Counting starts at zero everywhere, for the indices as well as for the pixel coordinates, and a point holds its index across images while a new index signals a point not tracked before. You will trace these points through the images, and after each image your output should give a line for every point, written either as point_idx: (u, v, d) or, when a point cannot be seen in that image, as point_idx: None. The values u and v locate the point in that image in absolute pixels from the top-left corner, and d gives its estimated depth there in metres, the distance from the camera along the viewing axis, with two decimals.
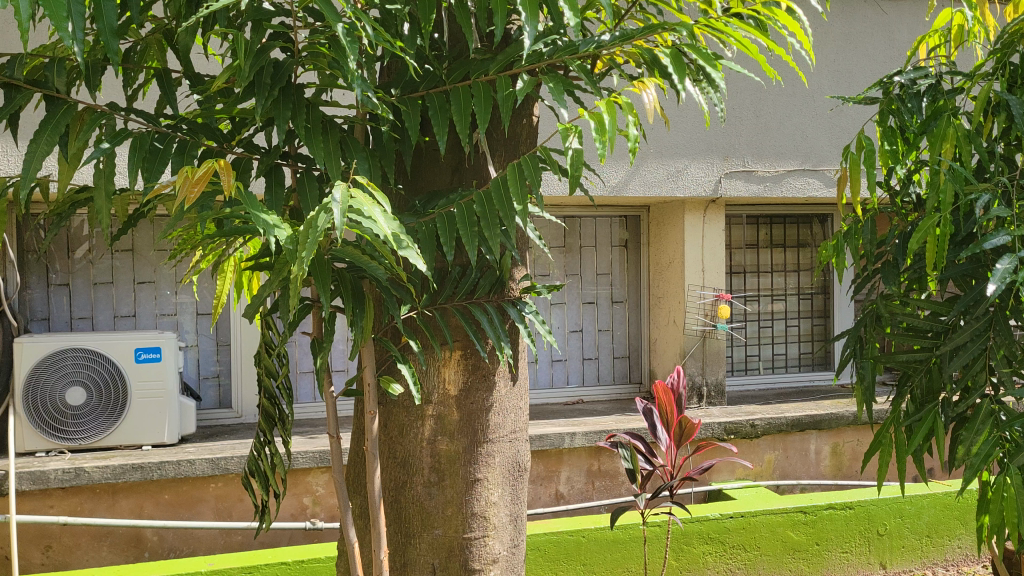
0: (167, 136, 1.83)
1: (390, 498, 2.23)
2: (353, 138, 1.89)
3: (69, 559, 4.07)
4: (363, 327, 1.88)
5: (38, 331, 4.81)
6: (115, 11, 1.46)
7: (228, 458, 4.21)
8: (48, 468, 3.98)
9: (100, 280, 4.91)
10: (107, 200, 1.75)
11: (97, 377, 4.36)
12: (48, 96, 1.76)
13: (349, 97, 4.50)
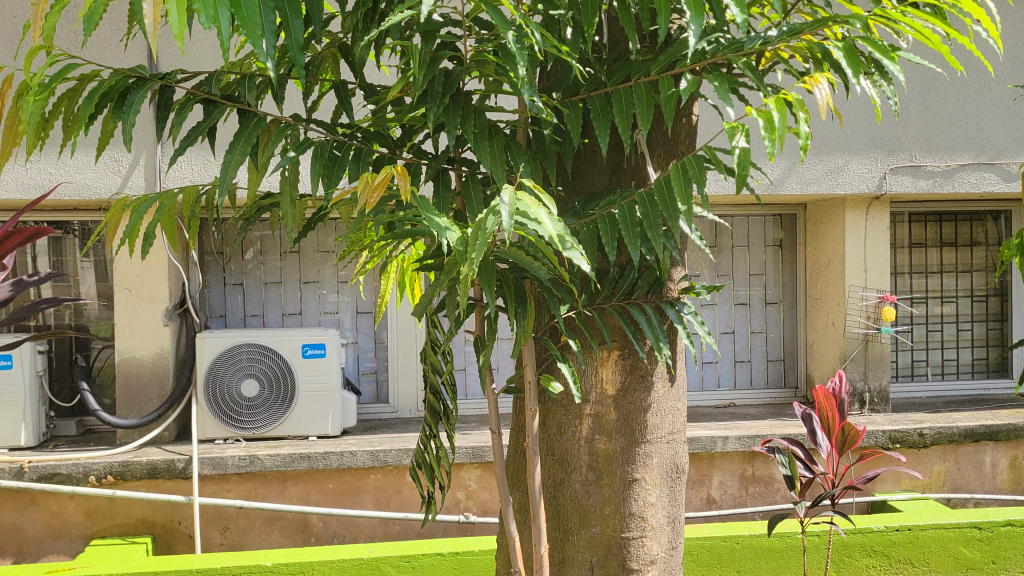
0: (344, 144, 1.93)
1: (549, 494, 2.27)
2: (516, 141, 1.94)
3: (244, 540, 4.37)
4: (526, 326, 1.91)
5: (216, 327, 5.18)
6: (301, 28, 1.58)
7: (387, 451, 4.39)
8: (226, 454, 4.30)
9: (270, 280, 5.23)
10: (292, 203, 1.90)
11: (270, 370, 4.65)
12: (242, 110, 1.91)
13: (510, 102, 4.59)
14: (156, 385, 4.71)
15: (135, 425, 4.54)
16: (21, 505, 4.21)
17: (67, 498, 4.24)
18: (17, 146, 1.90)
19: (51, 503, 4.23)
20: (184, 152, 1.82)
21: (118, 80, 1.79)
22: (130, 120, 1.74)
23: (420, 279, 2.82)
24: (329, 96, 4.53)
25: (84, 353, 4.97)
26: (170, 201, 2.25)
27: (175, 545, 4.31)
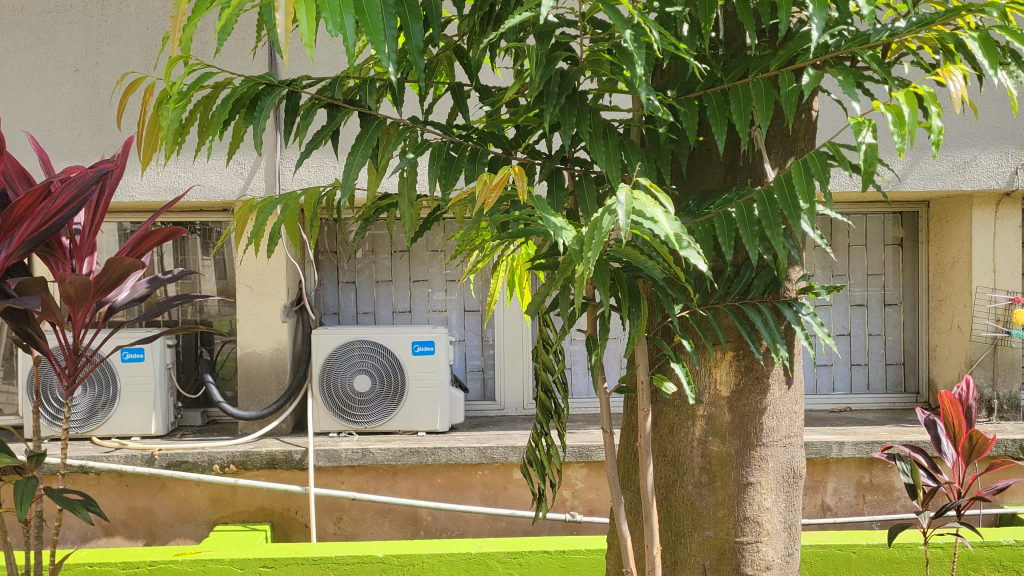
0: (460, 145, 1.97)
1: (661, 495, 2.26)
2: (631, 140, 1.93)
3: (357, 530, 4.50)
4: (639, 326, 1.90)
5: (329, 324, 5.36)
6: (421, 33, 1.62)
7: (494, 448, 4.44)
8: (340, 447, 4.44)
9: (381, 278, 5.37)
10: (411, 204, 1.96)
11: (380, 366, 4.78)
12: (363, 114, 1.97)
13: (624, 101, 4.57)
14: (275, 379, 4.90)
15: (255, 417, 4.74)
16: (151, 491, 4.46)
17: (193, 485, 4.47)
18: (157, 151, 2.01)
19: (179, 490, 4.47)
20: (310, 155, 1.89)
21: (249, 87, 1.88)
22: (260, 125, 1.82)
23: (530, 278, 2.84)
24: (443, 99, 4.61)
25: (207, 347, 5.22)
26: (293, 203, 2.34)
27: (292, 533, 4.48)
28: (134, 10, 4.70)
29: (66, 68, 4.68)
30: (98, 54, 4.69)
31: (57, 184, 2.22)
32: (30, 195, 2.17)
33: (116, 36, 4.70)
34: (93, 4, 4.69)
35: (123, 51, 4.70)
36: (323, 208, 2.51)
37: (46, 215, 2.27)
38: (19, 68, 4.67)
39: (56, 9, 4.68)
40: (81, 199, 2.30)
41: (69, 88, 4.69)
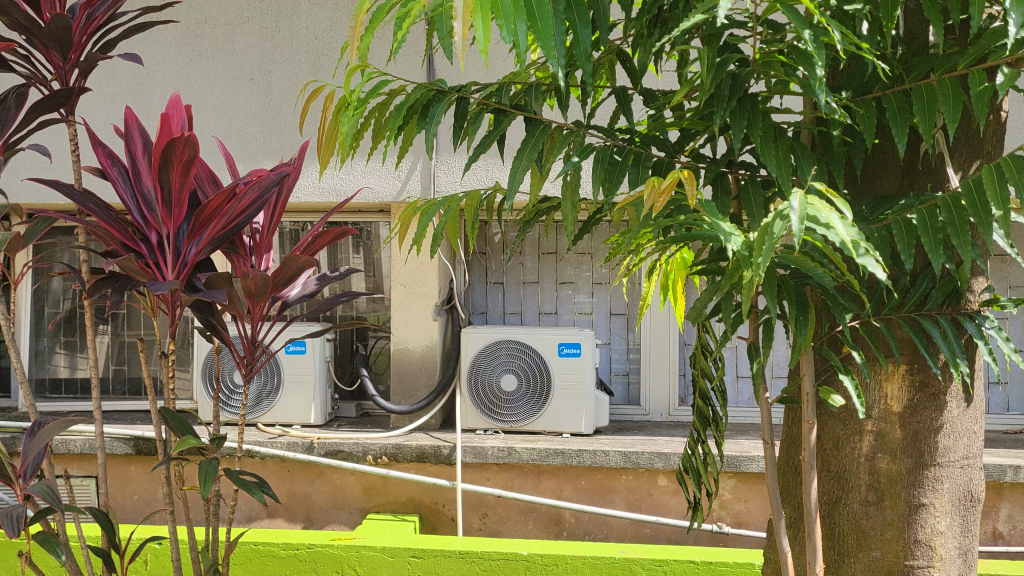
0: (625, 148, 1.97)
1: (824, 511, 2.18)
2: (802, 143, 1.86)
3: (502, 527, 4.59)
4: (806, 335, 1.81)
5: (477, 323, 5.47)
6: (590, 39, 1.64)
7: (639, 453, 4.40)
8: (487, 444, 4.53)
9: (529, 280, 5.44)
10: (573, 206, 1.98)
11: (527, 367, 4.84)
12: (528, 118, 2.00)
13: (794, 103, 4.43)
14: (425, 375, 5.06)
15: (406, 411, 4.90)
16: (310, 477, 4.70)
17: (348, 474, 4.68)
18: (332, 155, 2.12)
19: (335, 477, 4.68)
20: (478, 159, 1.93)
21: (422, 93, 1.95)
22: (432, 130, 1.89)
23: (684, 283, 2.80)
24: (603, 102, 4.62)
25: (362, 342, 5.44)
26: (455, 205, 2.41)
27: (439, 526, 4.61)
28: (305, 21, 4.97)
29: (243, 77, 5.00)
30: (272, 63, 4.99)
31: (242, 186, 2.38)
32: (218, 196, 2.34)
33: (289, 46, 4.99)
34: (269, 16, 4.99)
35: (294, 60, 4.98)
36: (483, 211, 2.58)
37: (231, 215, 2.43)
38: (202, 77, 5.03)
39: (236, 21, 5.02)
40: (262, 201, 2.45)
41: (246, 95, 5.01)
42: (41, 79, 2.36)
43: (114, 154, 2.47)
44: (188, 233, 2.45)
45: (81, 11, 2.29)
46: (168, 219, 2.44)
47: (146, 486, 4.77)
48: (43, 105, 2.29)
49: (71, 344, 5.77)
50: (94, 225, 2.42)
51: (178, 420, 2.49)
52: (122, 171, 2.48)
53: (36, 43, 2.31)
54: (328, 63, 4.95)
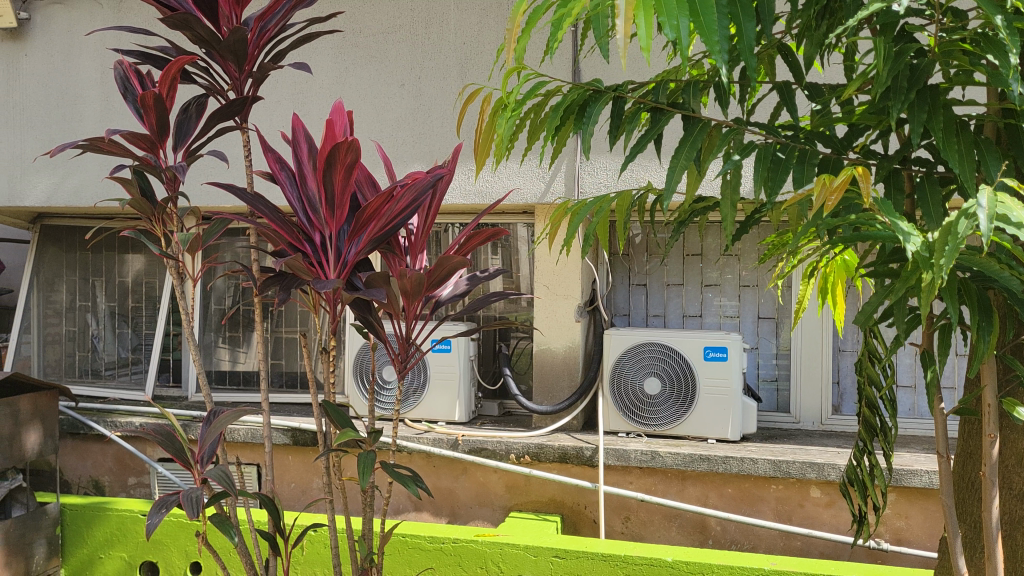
0: (788, 145, 1.87)
1: (1004, 532, 2.05)
2: (986, 137, 1.73)
3: (644, 532, 4.53)
4: (990, 343, 1.67)
5: (620, 325, 5.44)
6: (754, 32, 1.58)
7: (790, 462, 4.24)
8: (630, 448, 4.49)
9: (673, 282, 5.35)
10: (734, 207, 1.92)
11: (672, 370, 4.76)
12: (687, 116, 1.95)
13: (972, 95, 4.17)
14: (568, 376, 5.06)
15: (549, 411, 4.92)
16: (455, 473, 4.80)
17: (492, 471, 4.75)
18: (487, 157, 2.15)
19: (478, 474, 4.77)
20: (635, 159, 1.89)
21: (579, 93, 1.94)
22: (589, 130, 1.88)
23: (844, 286, 2.67)
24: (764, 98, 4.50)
25: (505, 342, 5.52)
26: (606, 206, 2.39)
27: (581, 527, 4.61)
28: (453, 27, 5.08)
29: (395, 83, 5.18)
30: (422, 69, 5.13)
31: (399, 188, 2.45)
32: (377, 198, 2.41)
33: (438, 51, 5.11)
34: (419, 23, 5.14)
35: (442, 65, 5.10)
36: (634, 211, 2.55)
37: (389, 216, 2.51)
38: (357, 85, 5.24)
39: (388, 29, 5.19)
40: (418, 203, 2.51)
41: (397, 101, 5.17)
42: (219, 89, 2.51)
43: (283, 159, 2.60)
44: (349, 234, 2.55)
45: (256, 23, 2.42)
46: (330, 220, 2.55)
47: (301, 475, 5.00)
48: (221, 113, 2.43)
49: (234, 338, 6.14)
50: (265, 226, 2.55)
51: (338, 413, 2.60)
52: (289, 175, 2.61)
53: (215, 55, 2.46)
54: (475, 67, 5.05)
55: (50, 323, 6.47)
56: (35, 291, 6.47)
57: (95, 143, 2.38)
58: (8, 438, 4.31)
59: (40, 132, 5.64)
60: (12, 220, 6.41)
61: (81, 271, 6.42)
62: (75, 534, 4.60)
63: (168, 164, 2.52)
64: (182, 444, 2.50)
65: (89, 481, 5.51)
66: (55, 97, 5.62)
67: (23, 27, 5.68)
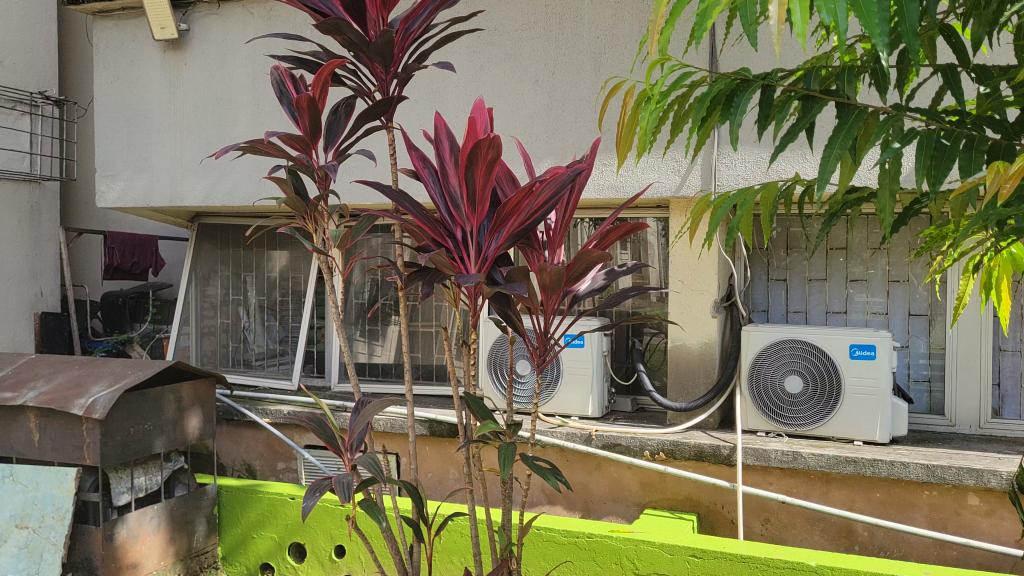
0: (953, 132, 1.76)
1: None
2: None
3: (786, 535, 4.40)
4: None
5: (758, 321, 5.29)
6: (918, 11, 1.50)
7: (945, 468, 4.01)
8: (770, 448, 4.37)
9: (815, 277, 5.16)
10: (892, 197, 1.83)
11: (814, 369, 4.58)
12: (840, 103, 1.86)
13: None
14: (704, 373, 4.97)
15: (684, 408, 4.85)
16: (588, 468, 4.81)
17: (626, 467, 4.72)
18: (629, 149, 2.13)
19: (612, 470, 4.75)
20: (784, 150, 1.82)
21: (725, 83, 1.90)
22: (737, 120, 1.84)
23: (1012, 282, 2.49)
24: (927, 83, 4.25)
25: (638, 338, 5.48)
26: (750, 199, 2.32)
27: (719, 527, 4.51)
28: (587, 21, 5.07)
29: (528, 79, 5.22)
30: (556, 64, 5.15)
31: (540, 183, 2.46)
32: (517, 194, 2.43)
33: (571, 46, 5.12)
34: (553, 19, 5.15)
35: (576, 59, 5.10)
36: (779, 204, 2.46)
37: (529, 212, 2.52)
38: (492, 82, 5.31)
39: (522, 27, 5.24)
40: (557, 198, 2.51)
41: (531, 97, 5.21)
42: (366, 90, 2.60)
43: (426, 156, 2.67)
44: (490, 229, 2.58)
45: (401, 25, 2.49)
46: (471, 216, 2.59)
47: (438, 465, 5.13)
48: (368, 113, 2.52)
49: (373, 331, 6.35)
50: (409, 223, 2.63)
51: (479, 405, 2.64)
52: (432, 172, 2.68)
53: (363, 58, 2.55)
54: (609, 61, 5.02)
55: (206, 316, 6.90)
56: (193, 286, 6.92)
57: (255, 144, 2.51)
58: (172, 422, 4.62)
59: (198, 136, 6.02)
60: (173, 220, 6.88)
61: (234, 266, 6.81)
62: (230, 514, 4.88)
63: (319, 163, 2.63)
64: (334, 431, 2.61)
65: (243, 465, 5.84)
66: (211, 103, 5.98)
67: (184, 38, 6.07)
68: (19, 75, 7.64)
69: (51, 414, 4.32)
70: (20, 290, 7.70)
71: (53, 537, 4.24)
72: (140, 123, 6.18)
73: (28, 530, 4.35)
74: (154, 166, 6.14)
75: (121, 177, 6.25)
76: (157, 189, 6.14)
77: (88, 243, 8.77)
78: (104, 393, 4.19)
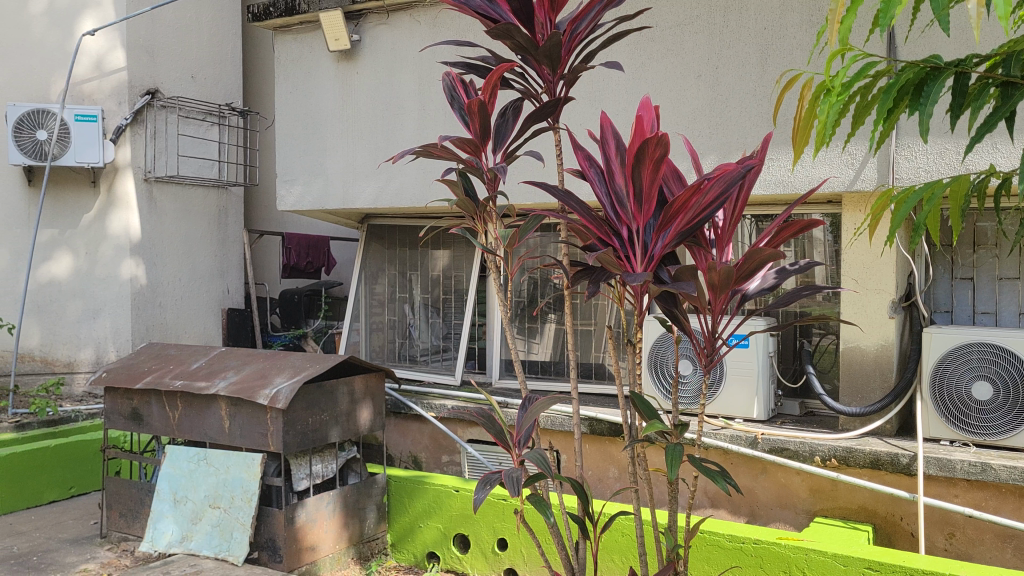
0: None
1: None
2: None
3: (972, 551, 4.10)
4: None
5: (941, 323, 4.97)
6: None
7: None
8: (956, 458, 4.09)
9: (1006, 275, 4.79)
10: None
11: (1006, 375, 4.24)
12: None
13: None
14: (880, 377, 4.72)
15: (858, 413, 4.62)
16: (754, 472, 4.68)
17: (795, 473, 4.56)
18: (806, 143, 2.05)
19: (780, 475, 4.60)
20: (982, 140, 1.71)
21: (914, 72, 1.81)
22: (927, 110, 1.74)
23: None
24: None
25: (807, 339, 5.29)
26: (939, 192, 2.18)
27: (897, 540, 4.28)
28: (753, 13, 4.92)
29: (691, 75, 5.13)
30: (719, 58, 5.03)
31: (708, 180, 2.42)
32: (685, 192, 2.40)
33: (736, 39, 4.98)
34: (717, 12, 5.04)
35: (741, 52, 4.96)
36: (972, 198, 2.30)
37: (696, 210, 2.48)
38: (654, 79, 5.26)
39: (684, 22, 5.15)
40: (726, 195, 2.45)
41: (694, 93, 5.13)
42: (533, 92, 2.64)
43: (593, 156, 2.69)
44: (656, 227, 2.55)
45: (569, 27, 2.51)
46: (638, 214, 2.58)
47: (598, 464, 5.13)
48: (536, 115, 2.56)
49: (532, 329, 6.44)
50: (575, 222, 2.65)
51: (645, 405, 2.62)
52: (598, 172, 2.69)
53: (531, 61, 2.59)
54: (777, 52, 4.86)
55: (375, 313, 7.22)
56: (362, 284, 7.27)
57: (429, 149, 2.61)
58: (346, 413, 4.87)
59: (368, 142, 6.31)
60: (345, 221, 7.24)
61: (400, 266, 7.09)
62: (399, 503, 5.10)
63: (488, 165, 2.70)
64: (503, 426, 2.67)
65: (409, 456, 6.08)
66: (381, 109, 6.26)
67: (356, 49, 6.38)
68: (209, 89, 8.28)
69: (240, 403, 4.65)
70: (210, 287, 8.34)
71: (242, 518, 4.55)
72: (316, 130, 6.55)
73: (219, 510, 4.69)
74: (328, 171, 6.48)
75: (299, 181, 6.64)
76: (331, 193, 6.48)
77: (268, 244, 9.38)
78: (286, 385, 4.48)
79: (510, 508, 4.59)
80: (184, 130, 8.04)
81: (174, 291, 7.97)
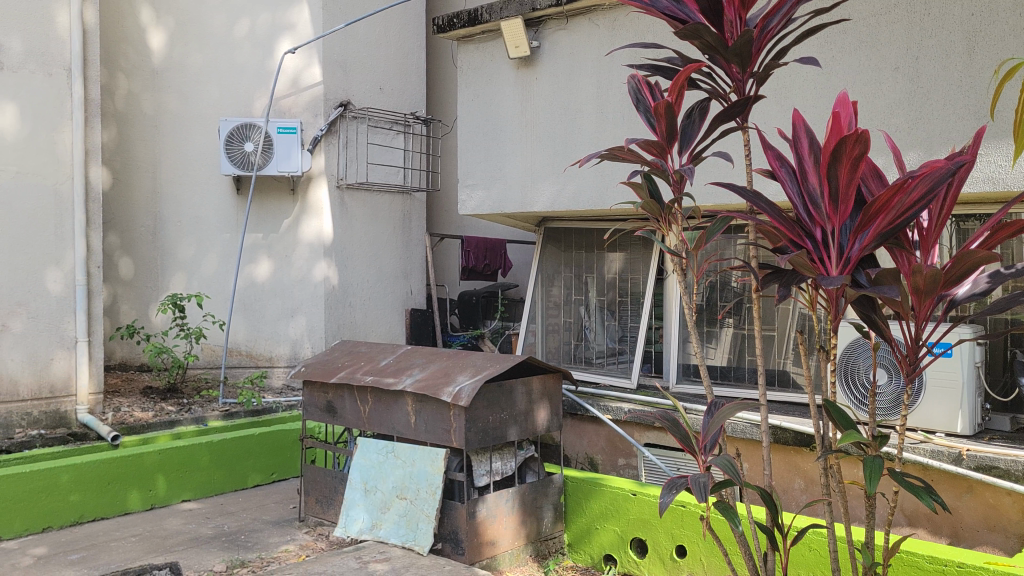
0: None
1: None
2: None
3: None
4: None
5: None
6: None
7: None
8: None
9: None
10: None
11: None
12: None
13: None
14: None
15: None
16: (958, 491, 4.39)
17: (1005, 494, 4.20)
18: None
19: (988, 495, 4.27)
20: None
21: None
22: None
23: None
24: None
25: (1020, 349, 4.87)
26: None
27: None
28: None
29: (888, 67, 4.85)
30: (920, 48, 4.73)
31: (913, 178, 2.27)
32: (887, 190, 2.27)
33: (939, 27, 4.67)
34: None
35: (945, 41, 4.64)
36: None
37: (899, 210, 2.34)
38: (847, 72, 5.02)
39: (881, 11, 4.88)
40: (934, 193, 2.30)
41: (890, 86, 4.85)
42: (721, 92, 2.58)
43: (784, 156, 2.60)
44: (854, 228, 2.42)
45: (760, 23, 2.43)
46: (833, 215, 2.46)
47: (783, 474, 4.94)
48: (725, 115, 2.50)
49: (711, 333, 6.30)
50: (765, 223, 2.57)
51: (841, 415, 2.49)
52: (790, 171, 2.60)
53: (719, 60, 2.54)
54: (987, 39, 4.50)
55: (551, 315, 7.31)
56: (539, 286, 7.37)
57: (615, 152, 2.62)
58: (524, 413, 4.96)
59: (546, 146, 6.39)
60: (523, 225, 7.38)
61: (576, 268, 7.14)
62: (577, 504, 5.14)
63: (675, 167, 2.67)
64: (688, 432, 2.63)
65: (586, 458, 6.12)
66: (560, 114, 6.33)
67: (536, 55, 6.49)
68: (396, 100, 8.69)
69: (425, 399, 4.85)
70: (395, 288, 8.76)
71: (427, 509, 4.74)
72: (496, 135, 6.72)
73: (405, 501, 4.91)
74: (508, 175, 6.63)
75: (480, 186, 6.84)
76: (510, 197, 6.63)
77: (448, 247, 9.72)
78: (468, 383, 4.62)
79: (690, 515, 4.51)
80: (373, 139, 8.50)
81: (363, 291, 8.43)
